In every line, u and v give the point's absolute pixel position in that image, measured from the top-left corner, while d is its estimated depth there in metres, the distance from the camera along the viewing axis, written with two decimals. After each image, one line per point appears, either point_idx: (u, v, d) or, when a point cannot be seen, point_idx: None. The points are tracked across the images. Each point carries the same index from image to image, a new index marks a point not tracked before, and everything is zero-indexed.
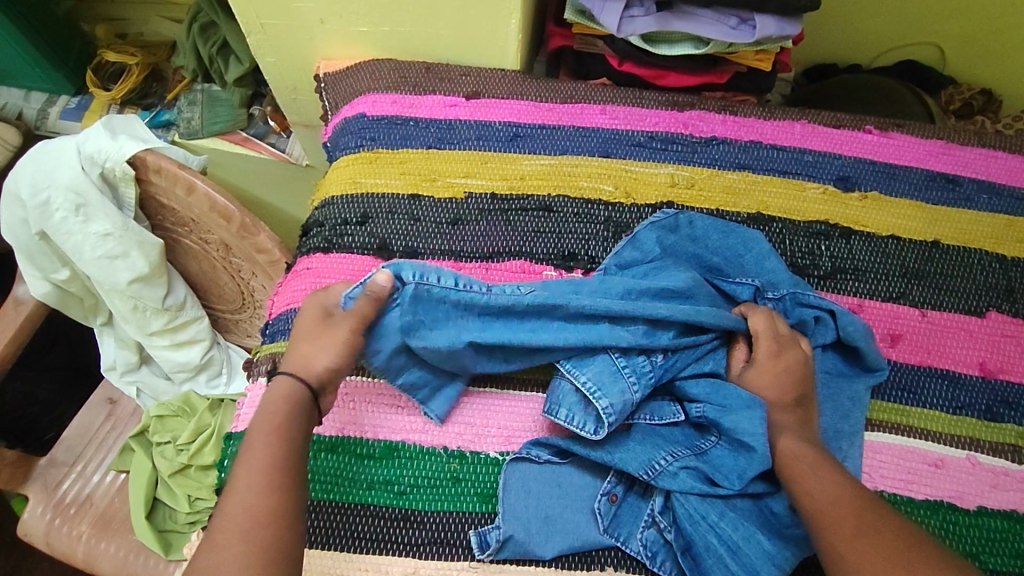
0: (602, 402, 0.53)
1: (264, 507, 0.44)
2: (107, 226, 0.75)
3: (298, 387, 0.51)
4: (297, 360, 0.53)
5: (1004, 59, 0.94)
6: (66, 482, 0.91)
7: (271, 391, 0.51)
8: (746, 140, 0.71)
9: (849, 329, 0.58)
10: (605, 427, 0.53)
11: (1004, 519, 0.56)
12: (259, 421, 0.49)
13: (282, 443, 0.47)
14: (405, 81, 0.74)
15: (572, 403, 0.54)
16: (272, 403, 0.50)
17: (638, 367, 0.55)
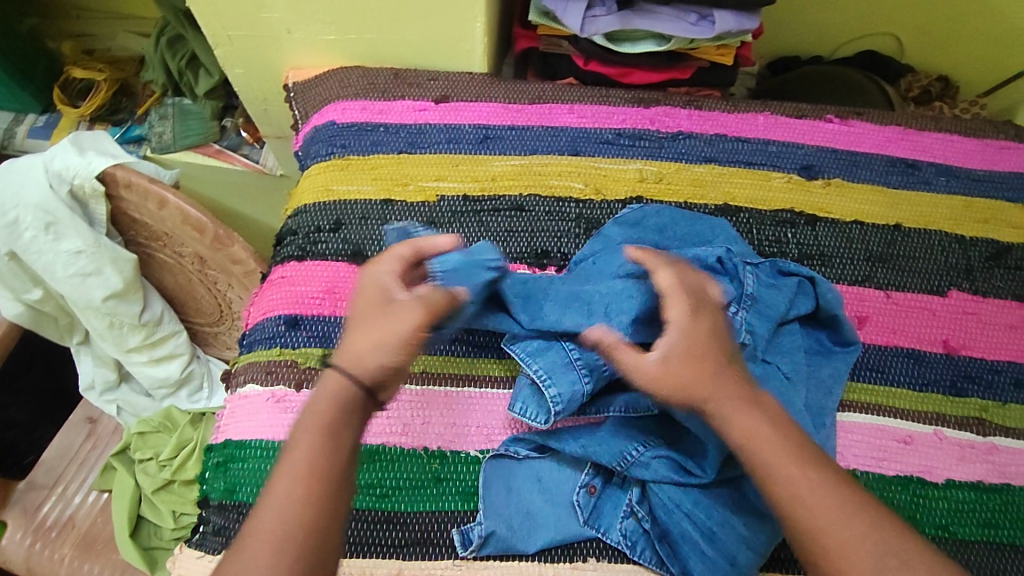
0: (551, 391, 0.54)
1: (298, 521, 0.42)
2: (80, 243, 0.74)
3: (348, 388, 0.48)
4: (349, 351, 0.49)
5: (957, 47, 0.97)
6: (46, 504, 0.89)
7: (325, 384, 0.48)
8: (711, 133, 0.73)
9: (829, 298, 0.60)
10: (551, 416, 0.54)
11: (971, 490, 0.58)
12: (306, 419, 0.47)
13: (322, 453, 0.45)
14: (374, 87, 0.74)
15: (524, 394, 0.56)
16: (319, 400, 0.48)
17: (593, 357, 0.56)
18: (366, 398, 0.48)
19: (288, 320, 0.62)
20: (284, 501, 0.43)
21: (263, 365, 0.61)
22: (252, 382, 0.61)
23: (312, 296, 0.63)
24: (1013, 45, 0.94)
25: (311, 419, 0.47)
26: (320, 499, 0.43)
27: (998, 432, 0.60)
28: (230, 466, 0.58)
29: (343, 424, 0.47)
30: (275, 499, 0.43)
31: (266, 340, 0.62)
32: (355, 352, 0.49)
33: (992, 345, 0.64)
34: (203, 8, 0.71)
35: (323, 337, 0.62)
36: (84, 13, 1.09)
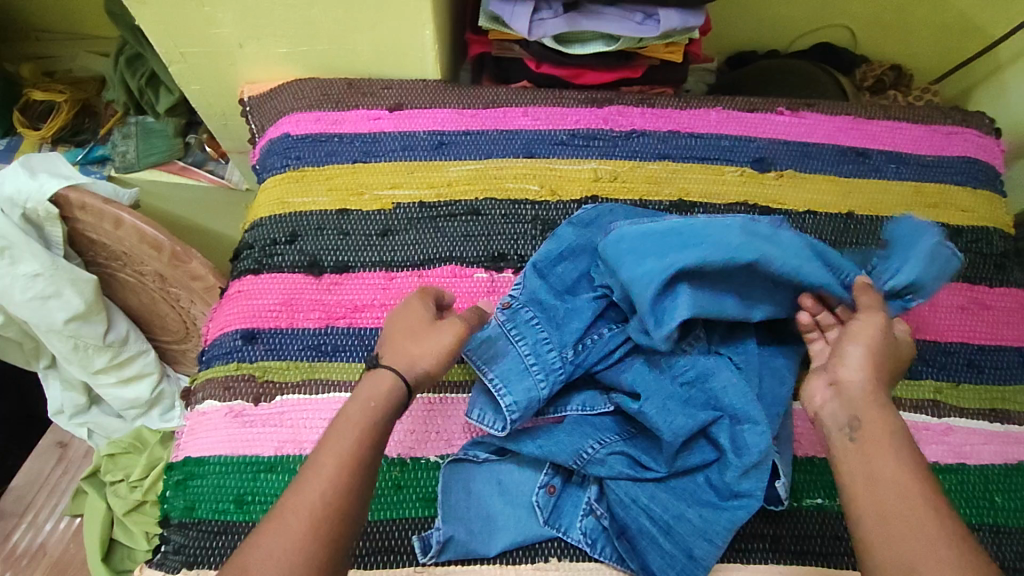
0: (506, 399, 0.55)
1: (336, 506, 0.44)
2: (36, 267, 0.74)
3: (398, 387, 0.50)
4: (396, 354, 0.52)
5: (908, 36, 0.99)
6: (15, 533, 0.90)
7: (377, 380, 0.50)
8: (664, 130, 0.73)
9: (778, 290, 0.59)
10: (508, 423, 0.54)
11: (928, 471, 0.59)
12: (349, 409, 0.49)
13: (366, 443, 0.47)
14: (328, 98, 0.74)
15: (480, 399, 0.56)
16: (363, 394, 0.49)
17: (547, 362, 0.57)
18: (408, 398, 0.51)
19: (245, 334, 0.62)
20: (322, 483, 0.45)
21: (221, 380, 0.61)
22: (210, 399, 0.60)
23: (269, 310, 0.63)
24: (962, 32, 0.96)
25: (348, 414, 0.48)
26: (357, 486, 0.45)
27: (953, 413, 0.61)
28: (189, 484, 0.57)
29: (382, 417, 0.48)
30: (317, 480, 0.45)
31: (223, 355, 0.62)
32: (407, 353, 0.51)
33: (944, 327, 0.65)
34: (151, 26, 0.71)
35: (281, 349, 0.61)
36: (42, 36, 1.09)
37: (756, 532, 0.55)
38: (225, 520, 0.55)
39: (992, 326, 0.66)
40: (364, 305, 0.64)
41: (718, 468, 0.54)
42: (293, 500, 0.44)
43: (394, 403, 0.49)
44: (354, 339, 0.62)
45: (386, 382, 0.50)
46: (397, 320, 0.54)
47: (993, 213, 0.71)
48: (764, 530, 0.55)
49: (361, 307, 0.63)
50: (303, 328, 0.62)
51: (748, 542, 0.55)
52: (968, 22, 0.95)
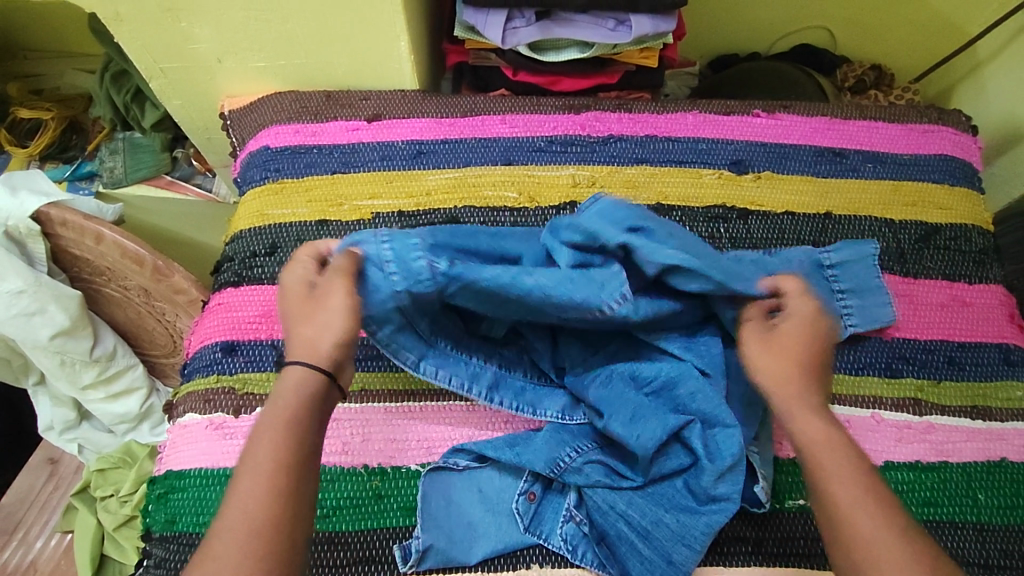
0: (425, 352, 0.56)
1: (271, 514, 0.41)
2: (20, 284, 0.74)
3: (312, 379, 0.47)
4: (304, 347, 0.48)
5: (887, 36, 1.00)
6: (6, 551, 0.90)
7: (292, 380, 0.47)
8: (642, 135, 0.74)
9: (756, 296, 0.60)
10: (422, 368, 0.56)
11: (909, 470, 0.58)
12: (267, 415, 0.45)
13: (282, 442, 0.44)
14: (306, 110, 0.75)
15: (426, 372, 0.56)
16: (283, 396, 0.46)
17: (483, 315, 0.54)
18: (327, 385, 0.47)
19: (225, 347, 0.62)
20: (250, 494, 0.42)
21: (202, 393, 0.61)
22: (191, 412, 0.60)
23: (249, 321, 0.63)
24: (939, 31, 0.97)
25: (274, 414, 0.45)
26: (285, 488, 0.42)
27: (934, 411, 0.61)
28: (171, 497, 0.57)
29: (307, 417, 0.45)
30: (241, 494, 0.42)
31: (204, 368, 0.62)
32: (305, 336, 0.48)
33: (924, 325, 0.65)
34: (130, 43, 0.71)
35: (261, 361, 0.62)
36: (30, 54, 1.09)
37: (738, 535, 0.55)
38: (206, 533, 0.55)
39: (972, 323, 0.66)
40: None
41: (695, 472, 0.54)
42: (234, 513, 0.41)
43: (315, 396, 0.46)
44: None
45: (300, 379, 0.47)
46: (287, 301, 0.51)
47: (972, 211, 0.72)
48: (746, 532, 0.55)
49: None
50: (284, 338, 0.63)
51: (731, 546, 0.55)
52: (945, 22, 0.95)
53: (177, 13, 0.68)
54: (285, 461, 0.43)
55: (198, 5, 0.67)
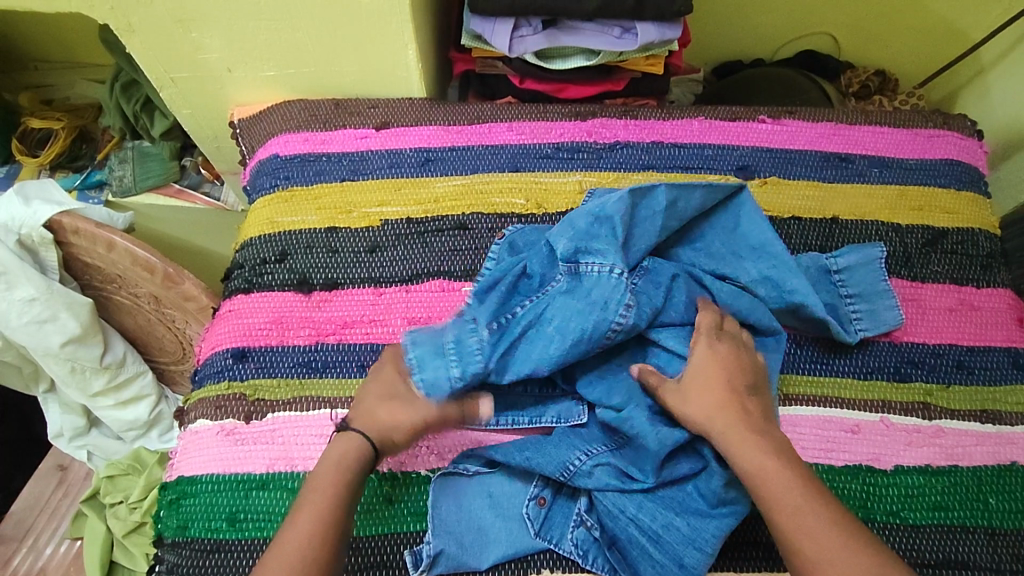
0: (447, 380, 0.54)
1: (309, 557, 0.46)
2: (32, 291, 0.75)
3: (364, 449, 0.52)
4: (365, 417, 0.53)
5: (890, 41, 1.00)
6: (17, 557, 0.91)
7: (341, 444, 0.52)
8: (647, 141, 0.74)
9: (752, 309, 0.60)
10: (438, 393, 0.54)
11: (919, 474, 0.58)
12: (318, 472, 0.51)
13: (333, 500, 0.49)
14: (315, 119, 0.76)
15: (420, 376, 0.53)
16: (331, 455, 0.52)
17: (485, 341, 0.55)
18: (375, 458, 0.52)
19: (236, 353, 0.63)
20: (296, 539, 0.47)
21: (213, 400, 0.61)
22: (202, 418, 0.61)
23: (260, 328, 0.64)
24: (943, 36, 0.97)
25: (320, 474, 0.50)
26: (328, 539, 0.47)
27: (943, 415, 0.61)
28: (182, 503, 0.58)
29: (351, 477, 0.50)
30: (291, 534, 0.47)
31: (215, 374, 0.63)
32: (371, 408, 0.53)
33: (932, 330, 0.65)
34: (142, 54, 0.72)
35: (271, 367, 0.62)
36: (40, 65, 1.11)
37: (748, 539, 0.55)
38: (218, 538, 0.56)
39: (980, 327, 0.66)
40: (354, 322, 0.64)
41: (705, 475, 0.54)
42: (273, 556, 0.46)
43: (359, 464, 0.51)
44: (344, 355, 0.63)
45: (353, 448, 0.51)
46: (374, 382, 0.55)
47: (978, 215, 0.72)
48: (756, 537, 0.55)
49: (351, 323, 0.64)
50: (294, 345, 0.63)
51: (742, 549, 0.55)
52: (949, 27, 0.95)
53: (189, 23, 0.68)
54: (328, 515, 0.48)
55: (209, 16, 0.68)
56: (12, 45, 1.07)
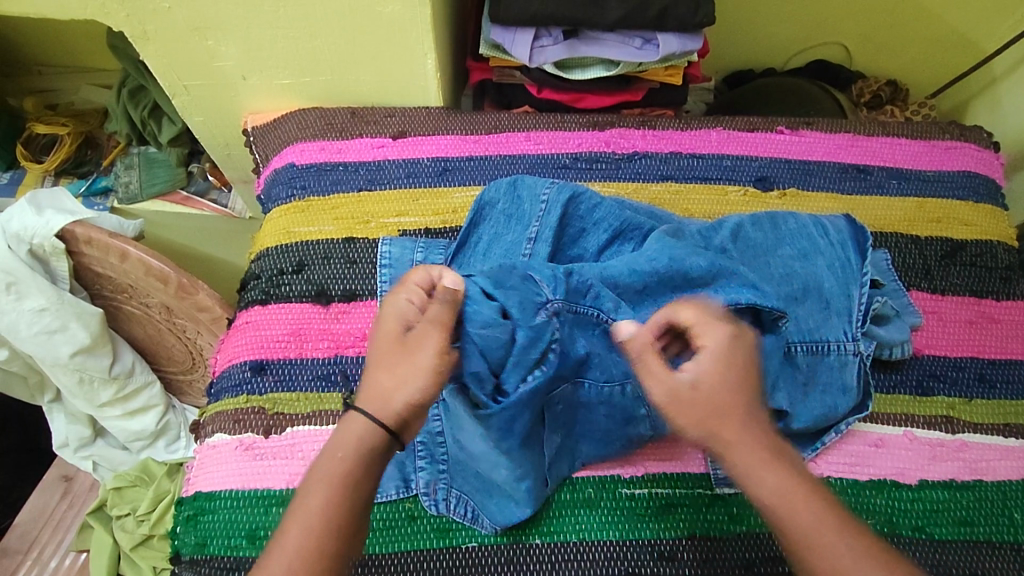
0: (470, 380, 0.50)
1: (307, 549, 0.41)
2: (42, 301, 0.74)
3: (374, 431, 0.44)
4: (372, 392, 0.45)
5: (903, 51, 1.00)
6: (21, 570, 0.89)
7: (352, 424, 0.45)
8: (666, 152, 0.74)
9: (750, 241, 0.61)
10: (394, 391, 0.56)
11: (944, 489, 0.58)
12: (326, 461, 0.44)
13: (343, 503, 0.42)
14: (331, 127, 0.75)
15: (387, 468, 0.56)
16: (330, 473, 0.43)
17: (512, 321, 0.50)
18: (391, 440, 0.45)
19: (254, 366, 0.62)
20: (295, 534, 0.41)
21: (231, 413, 0.60)
22: (220, 432, 0.60)
23: (278, 340, 0.63)
24: (954, 47, 0.97)
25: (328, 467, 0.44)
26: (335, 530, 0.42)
27: (967, 429, 0.61)
28: (201, 519, 0.57)
29: (360, 474, 0.43)
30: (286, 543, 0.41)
31: (233, 387, 0.62)
32: (380, 387, 0.45)
33: (953, 342, 0.65)
34: (157, 61, 0.71)
35: (290, 381, 0.61)
36: (46, 69, 1.09)
37: (774, 555, 0.54)
38: (238, 556, 0.55)
39: (1001, 340, 0.66)
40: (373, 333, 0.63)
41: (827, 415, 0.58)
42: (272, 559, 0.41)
43: (373, 450, 0.44)
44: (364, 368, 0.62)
45: (358, 432, 0.44)
46: (378, 341, 0.47)
47: (996, 226, 0.72)
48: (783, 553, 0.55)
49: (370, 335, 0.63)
50: (313, 357, 0.62)
51: (767, 565, 0.54)
52: (961, 38, 0.96)
53: (204, 31, 0.68)
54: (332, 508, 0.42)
55: (227, 23, 0.67)
56: (19, 50, 1.06)
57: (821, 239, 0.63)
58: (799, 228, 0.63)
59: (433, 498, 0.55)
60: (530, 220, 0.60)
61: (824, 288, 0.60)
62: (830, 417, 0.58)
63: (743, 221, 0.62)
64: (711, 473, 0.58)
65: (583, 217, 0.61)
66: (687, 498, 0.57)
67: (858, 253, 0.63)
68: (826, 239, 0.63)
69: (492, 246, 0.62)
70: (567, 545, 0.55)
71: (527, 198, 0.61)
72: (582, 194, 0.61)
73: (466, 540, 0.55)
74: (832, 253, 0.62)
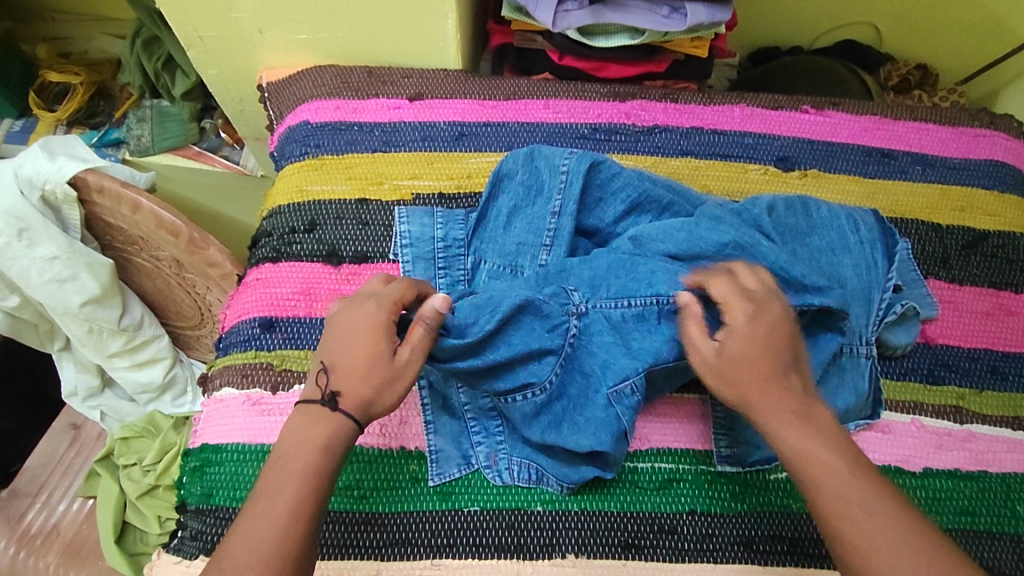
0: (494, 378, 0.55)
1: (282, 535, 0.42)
2: (53, 249, 0.74)
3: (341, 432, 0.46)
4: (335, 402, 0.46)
5: (936, 34, 0.97)
6: (30, 512, 0.90)
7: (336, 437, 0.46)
8: (687, 126, 0.72)
9: (780, 225, 0.60)
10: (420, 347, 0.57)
11: (948, 478, 0.58)
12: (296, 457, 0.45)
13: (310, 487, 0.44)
14: (347, 86, 0.73)
15: (446, 445, 0.57)
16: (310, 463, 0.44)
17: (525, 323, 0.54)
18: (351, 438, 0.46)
19: (263, 323, 0.62)
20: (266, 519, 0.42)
21: (239, 368, 0.61)
22: (227, 386, 0.60)
23: (288, 298, 0.63)
24: (990, 32, 0.95)
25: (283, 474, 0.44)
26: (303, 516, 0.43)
27: (975, 420, 0.61)
28: (207, 470, 0.57)
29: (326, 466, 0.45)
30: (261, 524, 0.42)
31: (242, 342, 0.62)
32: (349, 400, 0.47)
33: (967, 333, 0.64)
34: (172, 9, 0.70)
35: (299, 338, 0.61)
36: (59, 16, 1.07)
37: (772, 534, 0.55)
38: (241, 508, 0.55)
39: (1016, 332, 0.65)
40: None
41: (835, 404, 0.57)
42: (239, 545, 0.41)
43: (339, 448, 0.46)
44: None
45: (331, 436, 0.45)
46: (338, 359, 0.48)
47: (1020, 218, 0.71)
48: (783, 532, 0.55)
49: None
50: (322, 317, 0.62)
51: (767, 543, 0.54)
52: (997, 22, 0.93)
53: None
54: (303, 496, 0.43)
55: None
56: None
57: (846, 231, 0.61)
58: (830, 218, 0.62)
59: (494, 470, 0.56)
60: (551, 192, 0.60)
61: (847, 284, 0.59)
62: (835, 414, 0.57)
63: (776, 203, 0.61)
64: (716, 450, 0.58)
65: (603, 187, 0.61)
66: (690, 473, 0.57)
67: (885, 254, 0.62)
68: (856, 236, 0.61)
69: (513, 219, 0.61)
70: (568, 513, 0.55)
71: (546, 168, 0.61)
72: (603, 162, 0.61)
73: (469, 504, 0.55)
74: (861, 252, 0.61)
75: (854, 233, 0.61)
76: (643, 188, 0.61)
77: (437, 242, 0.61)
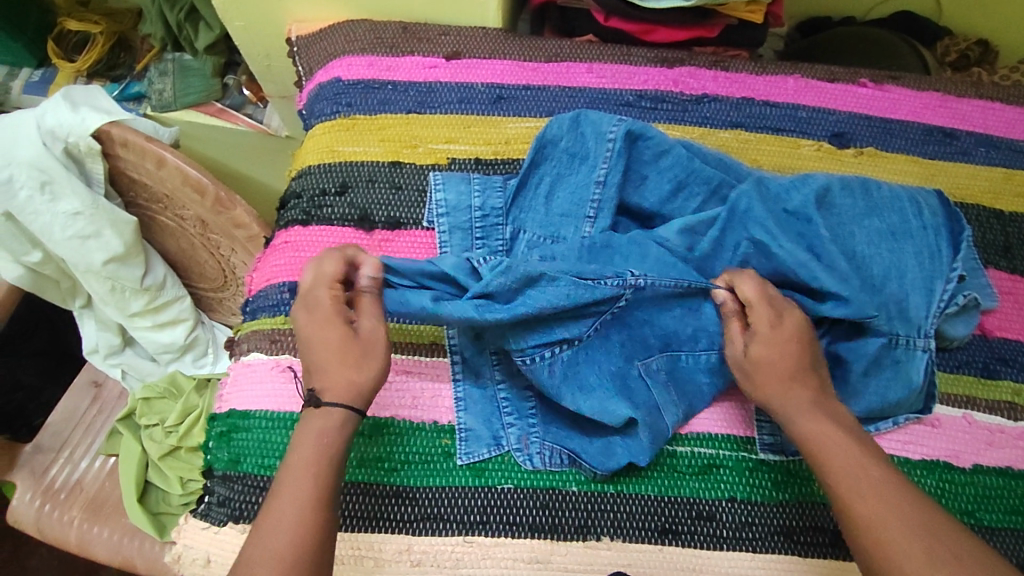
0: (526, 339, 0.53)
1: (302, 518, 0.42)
2: (77, 204, 0.72)
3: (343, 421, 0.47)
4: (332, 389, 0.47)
5: (1001, 8, 0.92)
6: (54, 467, 0.90)
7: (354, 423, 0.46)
8: (738, 97, 0.69)
9: (836, 206, 0.58)
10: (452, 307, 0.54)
11: (998, 475, 0.56)
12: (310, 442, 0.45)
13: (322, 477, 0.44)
14: (381, 42, 0.70)
15: (478, 423, 0.55)
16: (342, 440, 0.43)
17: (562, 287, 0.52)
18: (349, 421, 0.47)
19: (292, 288, 0.60)
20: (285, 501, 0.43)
21: (268, 333, 0.59)
22: (256, 351, 0.59)
23: None
24: None
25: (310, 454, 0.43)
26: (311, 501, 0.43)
27: None
28: (235, 436, 0.56)
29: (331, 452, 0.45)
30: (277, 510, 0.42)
31: (270, 307, 0.60)
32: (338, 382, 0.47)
33: None
34: None
35: None
36: None
37: (815, 525, 0.53)
38: (270, 476, 0.54)
39: None
40: None
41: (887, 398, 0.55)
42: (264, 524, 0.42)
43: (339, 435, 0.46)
44: None
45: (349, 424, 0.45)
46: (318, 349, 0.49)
47: None
48: (825, 524, 0.53)
49: None
50: None
51: (809, 534, 0.53)
52: None
53: None
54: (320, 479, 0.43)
55: None
56: None
57: (908, 214, 0.58)
58: (889, 199, 0.59)
59: (525, 454, 0.54)
60: (596, 160, 0.58)
61: (905, 270, 0.56)
62: (887, 407, 0.55)
63: (831, 183, 0.58)
64: (757, 437, 0.56)
65: (649, 161, 0.59)
66: (731, 460, 0.55)
67: (948, 241, 0.58)
68: (917, 221, 0.58)
69: (555, 190, 0.59)
70: (605, 495, 0.54)
71: (591, 135, 0.58)
72: (649, 134, 0.58)
73: (502, 481, 0.54)
74: (923, 238, 0.58)
75: (914, 216, 0.58)
76: (692, 164, 0.58)
77: (474, 212, 0.59)
